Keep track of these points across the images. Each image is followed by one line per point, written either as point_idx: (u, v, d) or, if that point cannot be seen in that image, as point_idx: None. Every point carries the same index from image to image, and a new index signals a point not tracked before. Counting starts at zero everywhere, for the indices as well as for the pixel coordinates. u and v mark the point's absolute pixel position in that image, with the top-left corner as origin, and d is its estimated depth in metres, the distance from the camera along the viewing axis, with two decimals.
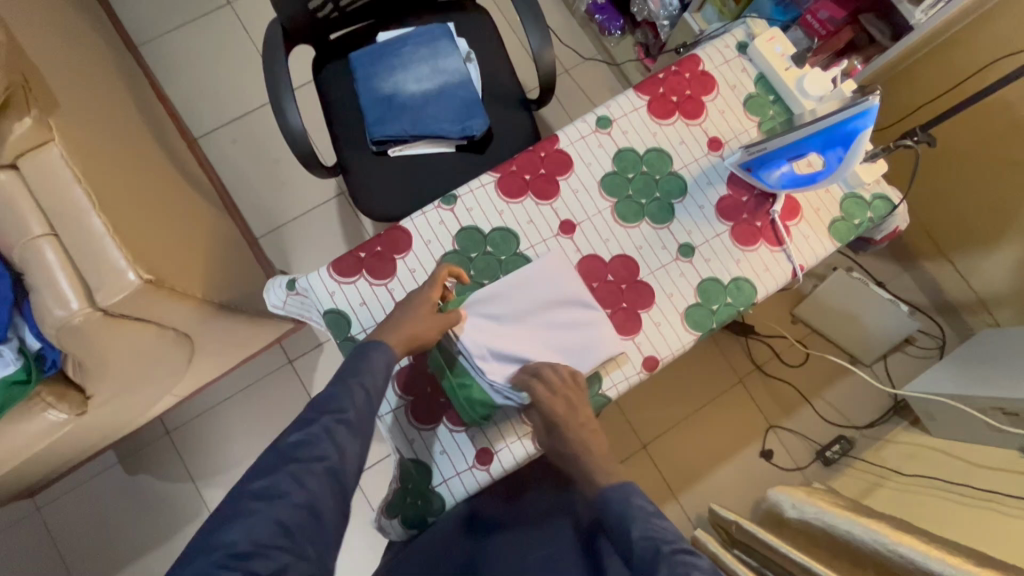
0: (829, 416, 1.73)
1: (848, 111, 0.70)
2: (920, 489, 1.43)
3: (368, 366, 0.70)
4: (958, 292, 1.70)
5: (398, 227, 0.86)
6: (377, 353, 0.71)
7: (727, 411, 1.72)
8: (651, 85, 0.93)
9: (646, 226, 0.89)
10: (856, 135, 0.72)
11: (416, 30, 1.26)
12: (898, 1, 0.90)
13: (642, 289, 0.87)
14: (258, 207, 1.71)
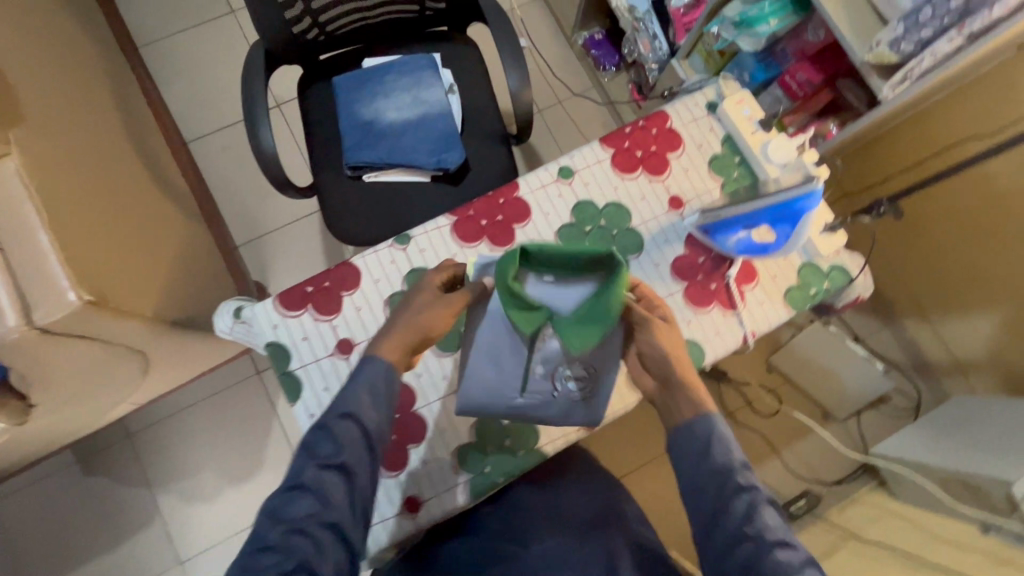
0: (796, 469, 1.71)
1: (794, 191, 0.71)
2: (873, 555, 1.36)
3: (373, 379, 0.71)
4: (934, 354, 1.65)
5: (349, 264, 0.86)
6: (377, 364, 0.72)
7: None
8: (616, 138, 0.93)
9: None
10: (803, 213, 0.73)
11: (401, 58, 1.27)
12: (866, 74, 0.89)
13: None
14: (241, 215, 1.71)
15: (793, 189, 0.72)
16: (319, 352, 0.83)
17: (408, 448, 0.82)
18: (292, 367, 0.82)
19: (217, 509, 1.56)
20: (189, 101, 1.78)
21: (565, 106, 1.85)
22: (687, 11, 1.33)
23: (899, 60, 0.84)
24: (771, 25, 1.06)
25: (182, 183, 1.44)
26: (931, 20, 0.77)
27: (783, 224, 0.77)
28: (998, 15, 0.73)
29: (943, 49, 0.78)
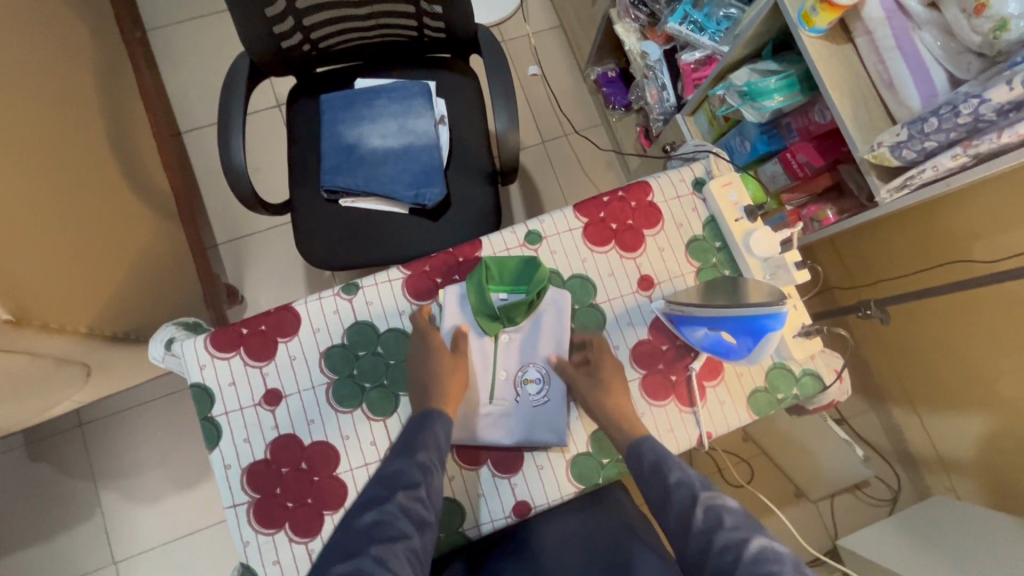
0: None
1: (758, 309, 0.65)
2: None
3: (435, 440, 0.70)
4: (920, 447, 1.57)
5: (290, 308, 0.81)
6: (440, 427, 0.71)
7: None
8: (592, 207, 0.88)
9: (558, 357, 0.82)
10: (767, 331, 0.67)
11: (394, 83, 1.23)
12: (865, 173, 0.82)
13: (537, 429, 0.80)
14: (226, 214, 1.67)
15: (757, 307, 0.65)
16: (245, 399, 0.78)
17: (324, 514, 0.76)
18: (214, 412, 0.78)
19: (158, 512, 1.52)
20: (189, 91, 1.75)
21: (570, 141, 1.80)
22: (698, 67, 1.27)
23: (901, 164, 0.78)
24: (776, 101, 1.00)
25: (161, 180, 1.41)
26: (935, 133, 0.71)
27: (747, 339, 0.71)
28: (1006, 142, 0.66)
29: (946, 164, 0.72)
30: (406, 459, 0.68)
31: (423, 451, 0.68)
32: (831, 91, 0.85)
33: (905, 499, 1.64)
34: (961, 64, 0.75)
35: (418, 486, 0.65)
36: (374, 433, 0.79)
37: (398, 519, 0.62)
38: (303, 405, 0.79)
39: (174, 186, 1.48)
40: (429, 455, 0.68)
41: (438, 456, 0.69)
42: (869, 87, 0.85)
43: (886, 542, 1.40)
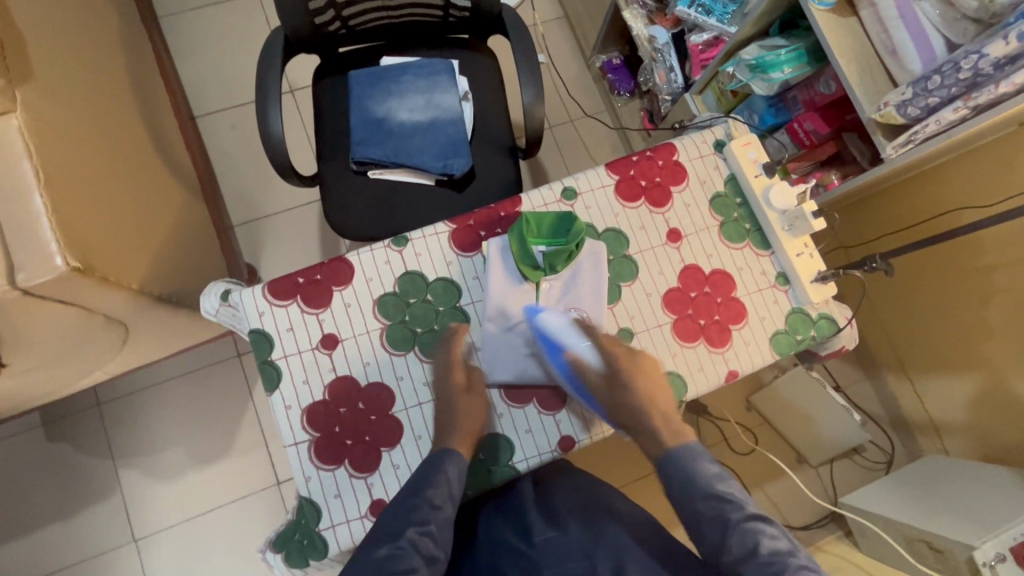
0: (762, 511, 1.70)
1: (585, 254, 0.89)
2: None
3: (443, 478, 0.74)
4: (913, 411, 1.66)
5: (343, 259, 0.86)
6: (450, 466, 0.75)
7: None
8: (622, 166, 0.94)
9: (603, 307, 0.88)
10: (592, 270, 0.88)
11: (419, 61, 1.28)
12: (872, 132, 0.90)
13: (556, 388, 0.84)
14: (242, 196, 1.70)
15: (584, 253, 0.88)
16: (304, 344, 0.82)
17: (382, 451, 0.81)
18: (274, 356, 0.82)
19: (178, 490, 1.53)
20: (204, 77, 1.77)
21: (576, 126, 1.87)
22: (705, 48, 1.35)
23: (906, 122, 0.86)
24: (785, 72, 1.08)
25: (185, 159, 1.43)
26: (937, 90, 0.79)
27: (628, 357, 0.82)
28: (1003, 92, 0.74)
29: (948, 118, 0.80)
30: (418, 498, 0.72)
31: (433, 489, 0.73)
32: (839, 59, 0.93)
33: (899, 462, 1.72)
34: (958, 29, 0.83)
35: (430, 522, 0.71)
36: (426, 375, 0.83)
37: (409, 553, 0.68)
38: (359, 349, 0.83)
39: (196, 167, 1.50)
40: (440, 491, 0.73)
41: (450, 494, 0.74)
42: (873, 55, 0.93)
43: (884, 497, 1.47)
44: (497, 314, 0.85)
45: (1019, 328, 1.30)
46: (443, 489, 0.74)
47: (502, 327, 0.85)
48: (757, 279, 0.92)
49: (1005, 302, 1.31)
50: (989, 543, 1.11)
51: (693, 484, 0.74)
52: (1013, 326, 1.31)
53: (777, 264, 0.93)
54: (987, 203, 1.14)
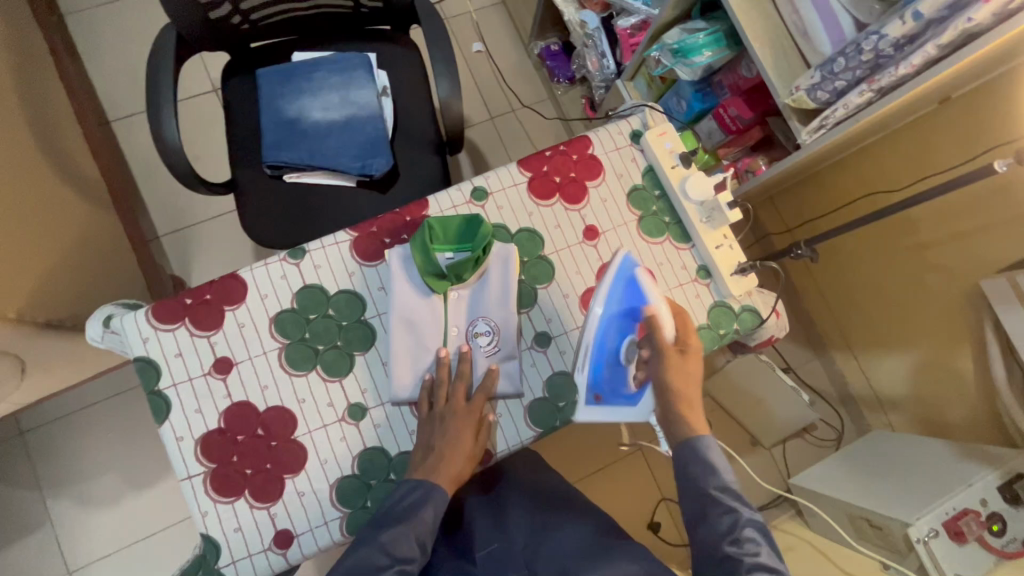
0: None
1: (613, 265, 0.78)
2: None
3: (422, 517, 0.72)
4: (860, 387, 1.67)
5: (235, 276, 0.80)
6: (432, 504, 0.73)
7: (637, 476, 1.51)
8: (535, 162, 0.90)
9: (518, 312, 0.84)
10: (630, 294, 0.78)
11: (333, 55, 1.21)
12: (788, 117, 0.89)
13: None
14: (166, 204, 1.60)
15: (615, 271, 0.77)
16: (194, 370, 0.77)
17: (285, 478, 0.76)
18: (162, 385, 0.76)
19: (114, 517, 1.46)
20: (117, 77, 1.65)
21: (518, 116, 1.81)
22: (634, 32, 1.30)
23: (817, 106, 0.85)
24: (706, 56, 1.05)
25: (91, 169, 1.34)
26: (843, 73, 0.77)
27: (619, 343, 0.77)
28: (903, 73, 0.72)
29: (854, 101, 0.78)
30: (393, 536, 0.71)
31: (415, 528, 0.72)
32: (752, 42, 0.90)
33: (848, 438, 1.73)
34: (863, 9, 0.79)
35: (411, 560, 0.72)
36: (330, 394, 0.79)
37: None
38: (256, 372, 0.78)
39: (106, 176, 1.41)
40: (420, 531, 0.72)
41: (427, 533, 0.73)
42: (787, 37, 0.91)
43: (832, 476, 1.49)
44: (403, 325, 0.80)
45: (949, 305, 1.31)
46: (421, 526, 0.72)
47: (410, 339, 0.80)
48: (678, 273, 0.90)
49: (937, 279, 1.32)
50: (923, 519, 1.12)
51: (695, 469, 0.74)
52: (945, 302, 1.32)
53: (698, 257, 0.91)
54: (910, 183, 1.14)
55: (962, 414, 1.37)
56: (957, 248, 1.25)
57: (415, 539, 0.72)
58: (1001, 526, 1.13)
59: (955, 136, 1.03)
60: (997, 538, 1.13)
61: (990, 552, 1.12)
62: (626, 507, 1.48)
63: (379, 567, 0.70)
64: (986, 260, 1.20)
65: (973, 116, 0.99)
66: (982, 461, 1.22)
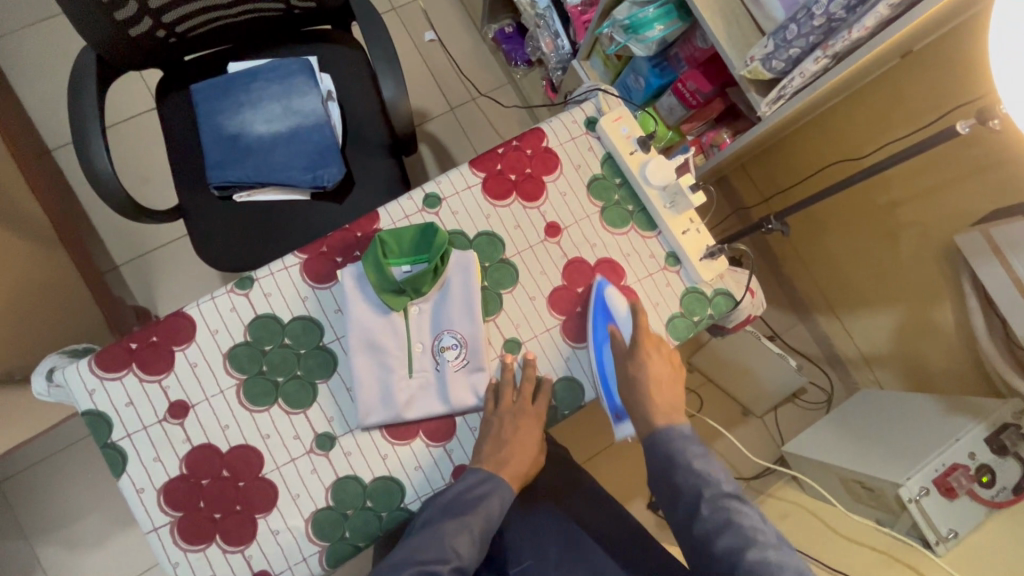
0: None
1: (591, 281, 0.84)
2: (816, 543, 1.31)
3: (481, 506, 0.71)
4: (846, 348, 1.64)
5: (181, 314, 0.76)
6: (494, 496, 0.72)
7: (635, 459, 1.47)
8: (488, 161, 0.86)
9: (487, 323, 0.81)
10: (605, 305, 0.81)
11: (271, 62, 1.14)
12: (745, 89, 0.85)
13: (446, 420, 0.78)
14: (118, 232, 1.51)
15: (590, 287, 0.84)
16: (147, 417, 0.73)
17: (257, 518, 0.73)
18: (115, 437, 0.73)
19: (107, 556, 1.43)
20: (51, 103, 1.56)
21: (478, 105, 1.75)
22: (585, 9, 1.25)
23: (774, 76, 0.82)
24: (658, 30, 1.01)
25: (32, 205, 1.27)
26: (796, 39, 0.73)
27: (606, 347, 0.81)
28: (857, 37, 0.69)
29: (811, 69, 0.75)
30: (456, 523, 0.70)
31: (475, 518, 0.71)
32: (703, 13, 0.86)
33: (838, 398, 1.70)
34: None
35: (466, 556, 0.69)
36: (296, 427, 0.76)
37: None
38: (214, 412, 0.74)
39: (49, 211, 1.34)
40: (483, 521, 0.71)
41: (486, 531, 0.72)
42: (738, 4, 0.86)
43: (823, 440, 1.48)
44: (364, 348, 0.76)
45: (932, 261, 1.29)
46: (485, 514, 0.71)
47: (373, 360, 0.77)
48: (646, 263, 0.86)
49: (911, 235, 1.31)
50: (914, 478, 1.12)
51: (671, 469, 0.70)
52: (922, 258, 1.31)
53: (666, 245, 0.87)
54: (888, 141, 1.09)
55: (951, 367, 1.36)
56: (931, 203, 1.24)
57: (475, 533, 0.70)
58: (991, 477, 1.14)
59: (921, 88, 1.00)
60: (987, 489, 1.14)
61: (981, 504, 1.13)
62: (629, 488, 1.46)
63: (440, 553, 0.68)
64: (960, 213, 1.18)
65: (940, 65, 0.95)
66: (969, 413, 1.22)
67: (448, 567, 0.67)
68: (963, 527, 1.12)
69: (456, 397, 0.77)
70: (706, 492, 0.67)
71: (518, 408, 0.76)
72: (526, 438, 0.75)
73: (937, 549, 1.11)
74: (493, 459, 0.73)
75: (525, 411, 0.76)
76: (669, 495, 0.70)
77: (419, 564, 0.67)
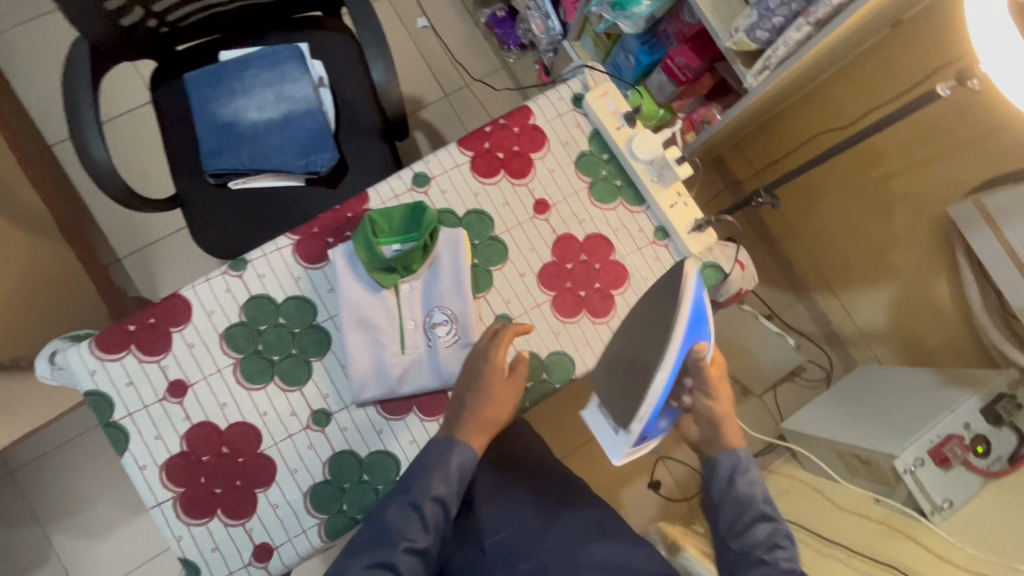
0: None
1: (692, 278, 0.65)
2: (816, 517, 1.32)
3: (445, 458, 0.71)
4: (845, 325, 1.62)
5: (177, 296, 0.78)
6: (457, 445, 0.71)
7: None
8: (476, 139, 0.87)
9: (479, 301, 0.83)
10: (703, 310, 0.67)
11: (262, 50, 1.15)
12: (731, 62, 0.87)
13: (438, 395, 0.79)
14: (119, 225, 1.53)
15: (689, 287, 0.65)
16: (147, 397, 0.75)
17: (257, 492, 0.75)
18: (117, 417, 0.75)
19: (119, 540, 1.46)
20: (49, 99, 1.57)
21: (473, 90, 1.75)
22: None
23: (759, 47, 0.82)
24: (645, 6, 1.00)
25: (32, 198, 1.29)
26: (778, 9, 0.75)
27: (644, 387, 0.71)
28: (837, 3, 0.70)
29: (793, 38, 0.76)
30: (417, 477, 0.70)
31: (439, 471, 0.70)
32: None
33: (838, 374, 1.69)
34: None
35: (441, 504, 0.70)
36: (292, 404, 0.77)
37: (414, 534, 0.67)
38: (212, 390, 0.76)
39: (49, 204, 1.35)
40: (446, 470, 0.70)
41: (467, 472, 0.71)
42: None
43: (822, 416, 1.49)
44: (356, 325, 0.78)
45: (928, 233, 1.28)
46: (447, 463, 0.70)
47: (365, 336, 0.78)
48: (635, 237, 0.87)
49: (906, 207, 1.30)
50: (909, 449, 1.13)
51: (719, 514, 0.78)
52: (916, 230, 1.30)
53: (655, 219, 0.88)
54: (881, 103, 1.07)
55: (950, 339, 1.35)
56: (925, 175, 1.23)
57: (452, 473, 0.70)
58: (985, 447, 1.15)
59: (910, 56, 0.99)
60: (982, 459, 1.15)
61: (977, 473, 1.14)
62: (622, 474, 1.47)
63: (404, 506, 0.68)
64: (954, 183, 1.18)
65: (929, 32, 0.95)
66: (965, 384, 1.23)
67: (429, 504, 0.68)
68: (959, 497, 1.13)
69: (447, 371, 0.78)
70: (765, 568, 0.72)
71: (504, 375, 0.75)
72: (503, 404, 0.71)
73: (933, 518, 1.11)
74: None
75: (498, 380, 0.72)
76: (723, 524, 0.77)
77: (402, 499, 0.69)
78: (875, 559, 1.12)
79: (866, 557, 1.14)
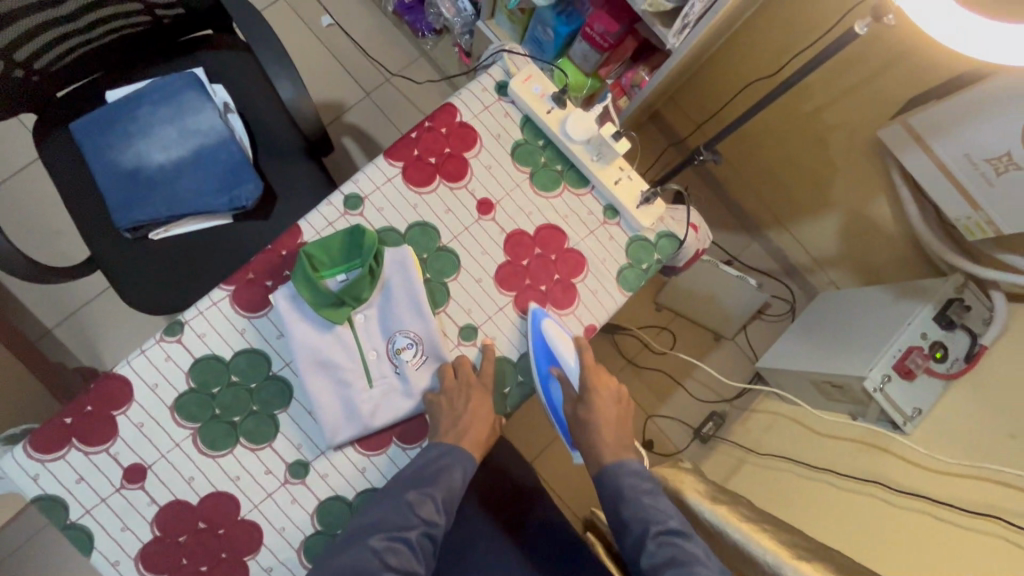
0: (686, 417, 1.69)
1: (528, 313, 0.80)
2: (805, 448, 1.37)
3: (444, 476, 0.71)
4: (799, 256, 1.66)
5: (114, 376, 0.71)
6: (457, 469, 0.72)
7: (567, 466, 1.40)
8: (403, 148, 0.82)
9: (442, 316, 0.79)
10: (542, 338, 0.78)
11: (152, 83, 1.04)
12: (650, 23, 0.87)
13: (415, 420, 0.77)
14: (41, 296, 1.40)
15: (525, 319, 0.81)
16: (104, 489, 0.70)
17: (246, 560, 0.72)
18: (75, 517, 0.69)
19: None
20: None
21: (394, 85, 1.66)
22: None
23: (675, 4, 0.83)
24: None
25: None
26: None
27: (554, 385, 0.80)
28: None
29: None
30: (420, 494, 0.70)
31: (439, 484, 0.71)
32: None
33: (801, 305, 1.73)
34: None
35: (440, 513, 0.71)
36: (265, 462, 0.73)
37: (406, 514, 0.68)
38: (174, 467, 0.71)
39: None
40: (446, 491, 0.71)
41: (451, 498, 0.72)
42: None
43: (792, 349, 1.53)
44: (316, 367, 0.74)
45: (862, 157, 1.31)
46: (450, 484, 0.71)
47: (327, 376, 0.74)
48: (585, 221, 0.85)
49: (840, 137, 1.33)
50: (875, 368, 1.18)
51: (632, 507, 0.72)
52: (853, 155, 1.33)
53: (601, 198, 0.86)
54: (803, 41, 1.07)
55: (901, 251, 1.39)
56: (852, 102, 1.25)
57: (438, 490, 0.71)
58: (943, 351, 1.19)
59: None
60: (941, 363, 1.19)
61: (937, 378, 1.19)
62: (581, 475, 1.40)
63: (401, 521, 0.68)
64: (879, 108, 1.21)
65: None
66: (915, 296, 1.27)
67: (416, 533, 0.68)
68: (927, 404, 1.18)
69: (418, 396, 0.76)
70: (652, 529, 0.69)
71: (470, 398, 0.74)
72: (481, 428, 0.75)
73: (905, 428, 1.16)
74: (451, 450, 0.73)
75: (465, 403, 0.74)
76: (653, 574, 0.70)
77: (387, 530, 0.67)
78: (857, 477, 1.21)
79: (851, 477, 1.21)
